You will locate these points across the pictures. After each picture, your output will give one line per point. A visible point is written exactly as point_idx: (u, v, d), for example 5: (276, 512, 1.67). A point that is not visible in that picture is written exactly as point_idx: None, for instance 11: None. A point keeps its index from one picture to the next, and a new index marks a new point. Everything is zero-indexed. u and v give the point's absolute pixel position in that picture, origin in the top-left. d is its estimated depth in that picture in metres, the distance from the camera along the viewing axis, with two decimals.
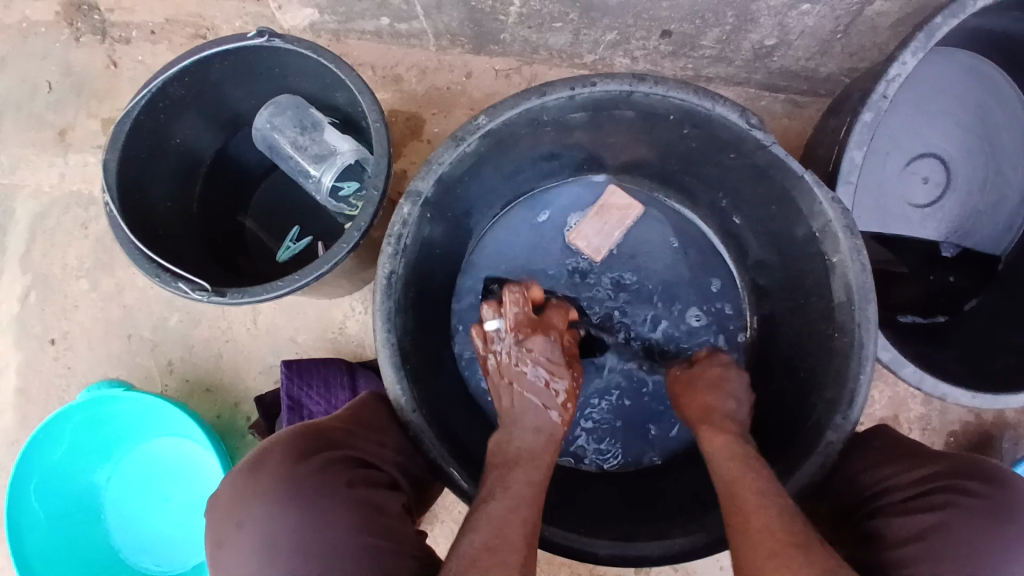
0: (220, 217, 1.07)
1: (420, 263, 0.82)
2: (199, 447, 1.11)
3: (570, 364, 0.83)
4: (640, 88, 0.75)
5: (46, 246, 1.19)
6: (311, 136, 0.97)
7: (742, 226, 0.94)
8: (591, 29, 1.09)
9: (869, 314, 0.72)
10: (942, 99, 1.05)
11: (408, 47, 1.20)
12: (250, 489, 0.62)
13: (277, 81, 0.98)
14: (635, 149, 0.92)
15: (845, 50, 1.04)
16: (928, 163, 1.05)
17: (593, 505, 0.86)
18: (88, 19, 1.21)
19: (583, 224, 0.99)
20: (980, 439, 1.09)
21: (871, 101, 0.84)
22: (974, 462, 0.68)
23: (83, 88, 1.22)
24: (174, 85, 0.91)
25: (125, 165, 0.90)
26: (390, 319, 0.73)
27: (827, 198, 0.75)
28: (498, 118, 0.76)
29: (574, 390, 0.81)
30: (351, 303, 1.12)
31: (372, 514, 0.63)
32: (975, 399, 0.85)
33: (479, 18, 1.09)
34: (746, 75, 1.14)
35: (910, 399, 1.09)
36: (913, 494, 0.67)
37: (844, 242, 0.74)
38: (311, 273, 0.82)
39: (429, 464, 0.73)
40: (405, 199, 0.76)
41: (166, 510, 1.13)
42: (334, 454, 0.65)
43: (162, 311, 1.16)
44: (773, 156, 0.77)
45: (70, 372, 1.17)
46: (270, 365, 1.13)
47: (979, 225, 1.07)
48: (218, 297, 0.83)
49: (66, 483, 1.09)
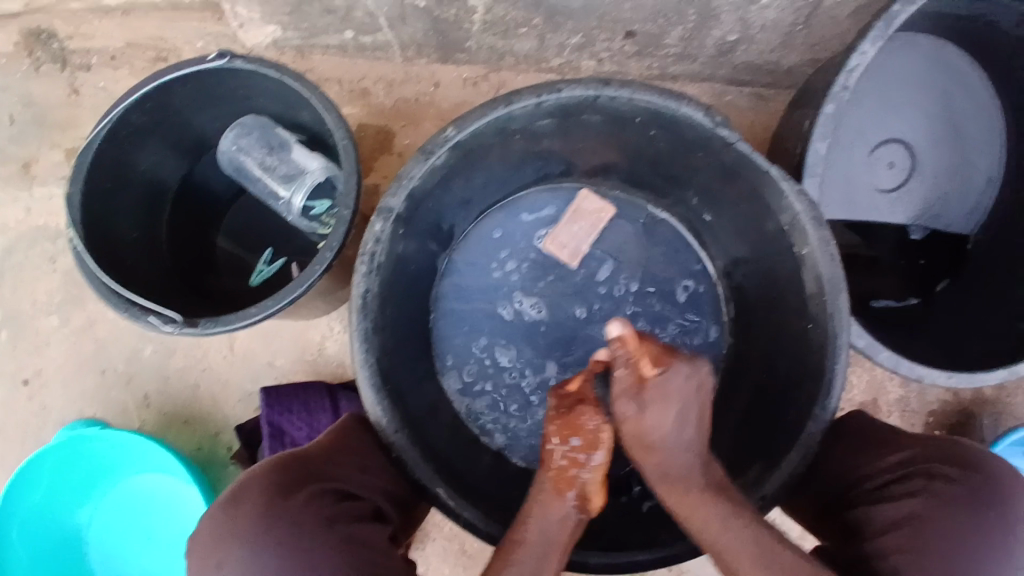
0: (191, 244, 1.05)
1: (395, 279, 0.81)
2: (177, 479, 1.09)
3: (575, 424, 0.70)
4: (605, 91, 0.75)
5: (15, 282, 1.17)
6: (278, 156, 0.96)
7: (712, 222, 0.94)
8: (556, 33, 1.09)
9: (840, 304, 0.73)
10: (905, 84, 1.06)
11: (373, 60, 1.19)
12: (227, 530, 0.63)
13: (241, 102, 0.98)
14: (604, 151, 0.92)
15: (805, 42, 1.05)
16: (891, 149, 1.07)
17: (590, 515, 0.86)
18: (47, 49, 1.20)
19: (557, 231, 1.00)
20: (960, 418, 1.10)
21: (832, 93, 0.84)
22: (947, 447, 0.70)
23: (45, 118, 1.20)
24: (135, 113, 0.90)
25: (88, 199, 0.88)
26: (367, 340, 0.73)
27: (793, 191, 0.75)
28: (466, 129, 0.75)
29: (568, 451, 0.69)
30: (329, 323, 1.11)
31: (354, 548, 0.63)
32: (952, 378, 0.85)
33: (444, 28, 1.09)
34: (711, 71, 1.14)
35: (888, 382, 1.10)
36: (890, 481, 0.69)
37: (812, 234, 0.75)
38: (283, 299, 0.81)
39: (414, 485, 0.73)
40: (376, 217, 0.75)
41: (150, 547, 1.11)
42: (313, 487, 0.66)
43: (135, 342, 1.14)
44: (740, 153, 0.77)
45: (46, 412, 1.15)
46: (248, 392, 1.11)
47: (946, 208, 1.09)
48: (191, 327, 0.81)
49: (48, 522, 1.08)
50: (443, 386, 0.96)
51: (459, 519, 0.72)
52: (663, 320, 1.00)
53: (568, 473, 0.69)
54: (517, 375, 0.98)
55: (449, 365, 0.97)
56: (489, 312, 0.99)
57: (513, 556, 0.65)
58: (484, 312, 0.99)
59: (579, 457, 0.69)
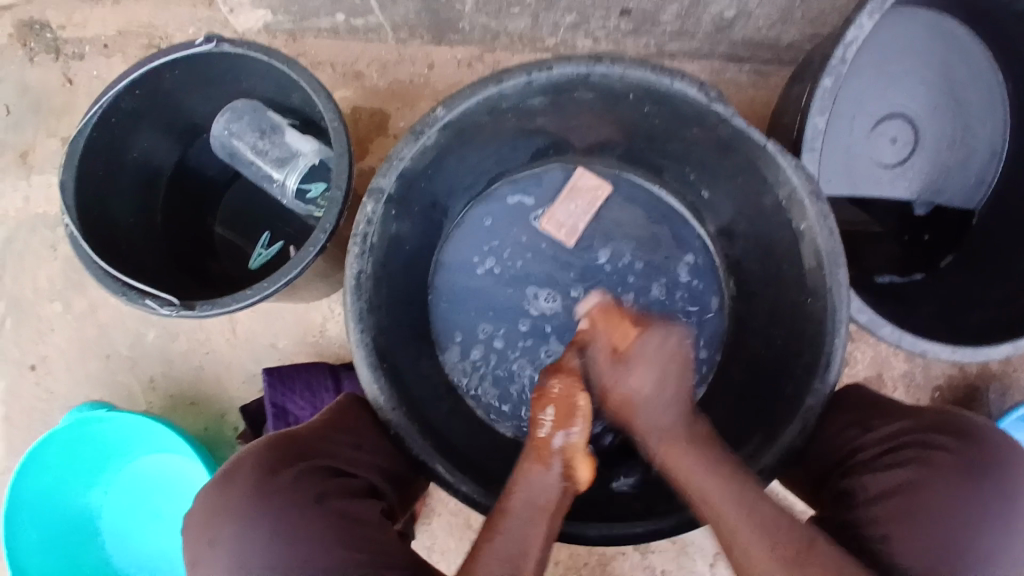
0: (188, 229, 1.05)
1: (389, 259, 0.81)
2: (184, 461, 1.10)
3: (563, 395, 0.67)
4: (597, 69, 0.74)
5: (16, 272, 1.17)
6: (271, 140, 0.95)
7: (711, 198, 0.93)
8: (551, 11, 1.08)
9: (839, 278, 0.72)
10: (907, 58, 1.05)
11: (366, 42, 1.18)
12: (225, 507, 0.63)
13: (231, 86, 0.97)
14: (600, 128, 0.91)
15: (805, 16, 1.03)
16: (894, 124, 1.05)
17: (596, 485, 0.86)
18: (41, 39, 1.19)
19: (555, 209, 1.00)
20: (966, 391, 1.10)
21: (830, 66, 0.83)
22: (944, 418, 0.69)
23: (41, 107, 1.19)
24: (126, 97, 0.89)
25: (82, 185, 0.88)
26: (362, 320, 0.73)
27: (790, 164, 0.74)
28: (456, 108, 0.75)
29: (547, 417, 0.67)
30: (330, 305, 1.11)
31: (350, 524, 0.64)
32: (955, 353, 0.85)
33: (436, 7, 1.09)
34: (709, 48, 1.12)
35: (892, 356, 1.09)
36: (883, 450, 0.69)
37: (810, 209, 0.74)
38: (279, 280, 0.81)
39: (413, 462, 0.73)
40: (367, 198, 0.74)
41: (160, 526, 1.13)
42: (307, 465, 0.66)
43: (138, 327, 1.14)
44: (735, 129, 0.76)
45: (52, 396, 1.16)
46: (252, 373, 1.12)
47: (949, 182, 1.07)
48: (188, 310, 0.82)
49: (57, 507, 1.09)
50: (443, 364, 0.96)
51: (458, 493, 0.72)
52: (665, 293, 0.99)
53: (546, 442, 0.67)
54: (515, 350, 0.98)
55: (452, 342, 0.98)
56: (487, 290, 0.99)
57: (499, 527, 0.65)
58: (482, 289, 0.99)
59: (561, 424, 0.66)
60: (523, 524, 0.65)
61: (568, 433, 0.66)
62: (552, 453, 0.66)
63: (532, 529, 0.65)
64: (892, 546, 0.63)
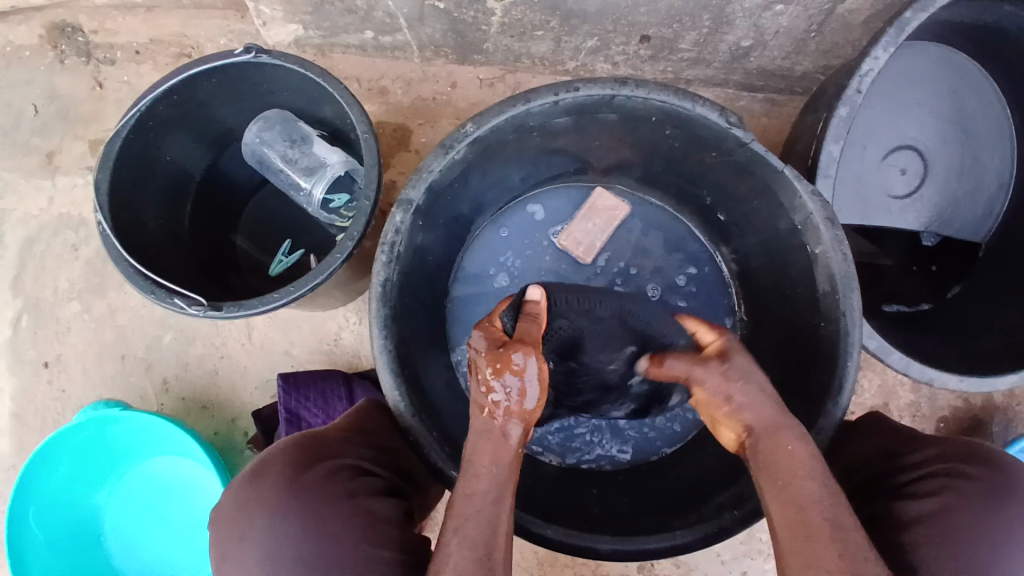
0: (212, 235, 1.07)
1: (413, 269, 0.83)
2: (195, 465, 1.11)
3: (514, 348, 0.64)
4: (622, 91, 0.77)
5: (37, 270, 1.19)
6: (300, 149, 0.97)
7: (727, 222, 0.96)
8: (572, 36, 1.11)
9: (852, 302, 0.74)
10: (918, 92, 1.08)
11: (392, 59, 1.22)
12: (251, 504, 0.65)
13: (264, 97, 1.00)
14: (619, 150, 0.94)
15: (818, 48, 1.07)
16: (905, 155, 1.08)
17: (606, 501, 0.87)
18: (73, 42, 1.23)
19: (572, 227, 1.01)
20: (971, 423, 1.11)
21: (845, 96, 0.86)
22: (968, 448, 0.71)
23: (70, 110, 1.22)
24: (162, 104, 0.92)
25: (115, 186, 0.91)
26: (386, 326, 0.74)
27: (806, 190, 0.77)
28: (485, 125, 0.77)
29: (504, 380, 0.64)
30: (346, 315, 1.13)
31: (372, 523, 0.65)
32: (962, 383, 0.86)
33: (462, 29, 1.11)
34: (724, 76, 1.16)
35: (899, 386, 1.11)
36: (913, 478, 0.71)
37: (825, 233, 0.76)
38: (306, 285, 0.83)
39: (430, 468, 0.74)
40: (396, 208, 0.77)
41: (166, 531, 1.13)
42: (331, 464, 0.67)
43: (155, 330, 1.16)
44: (753, 153, 0.79)
45: (66, 396, 1.17)
46: (266, 380, 1.13)
47: (958, 214, 1.10)
48: (214, 311, 0.83)
49: (64, 508, 1.09)
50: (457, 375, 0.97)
51: None
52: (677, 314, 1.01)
53: (504, 408, 0.64)
54: None
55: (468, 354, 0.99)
56: (501, 303, 1.01)
57: (462, 511, 0.63)
58: (498, 303, 1.01)
59: (519, 392, 0.64)
60: (491, 506, 0.63)
61: (526, 402, 0.64)
62: (509, 422, 0.64)
63: (501, 503, 0.63)
64: (919, 565, 0.64)
